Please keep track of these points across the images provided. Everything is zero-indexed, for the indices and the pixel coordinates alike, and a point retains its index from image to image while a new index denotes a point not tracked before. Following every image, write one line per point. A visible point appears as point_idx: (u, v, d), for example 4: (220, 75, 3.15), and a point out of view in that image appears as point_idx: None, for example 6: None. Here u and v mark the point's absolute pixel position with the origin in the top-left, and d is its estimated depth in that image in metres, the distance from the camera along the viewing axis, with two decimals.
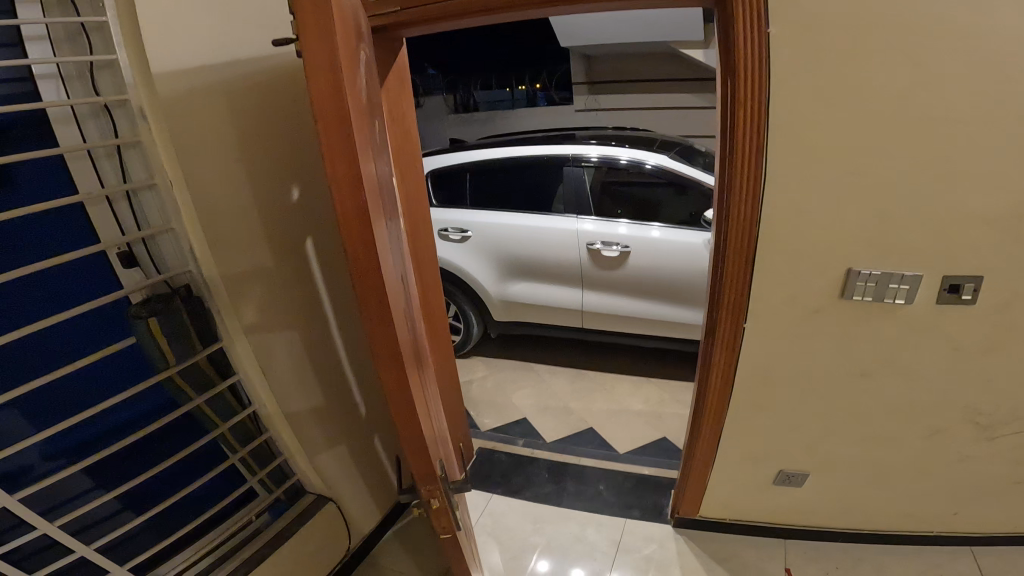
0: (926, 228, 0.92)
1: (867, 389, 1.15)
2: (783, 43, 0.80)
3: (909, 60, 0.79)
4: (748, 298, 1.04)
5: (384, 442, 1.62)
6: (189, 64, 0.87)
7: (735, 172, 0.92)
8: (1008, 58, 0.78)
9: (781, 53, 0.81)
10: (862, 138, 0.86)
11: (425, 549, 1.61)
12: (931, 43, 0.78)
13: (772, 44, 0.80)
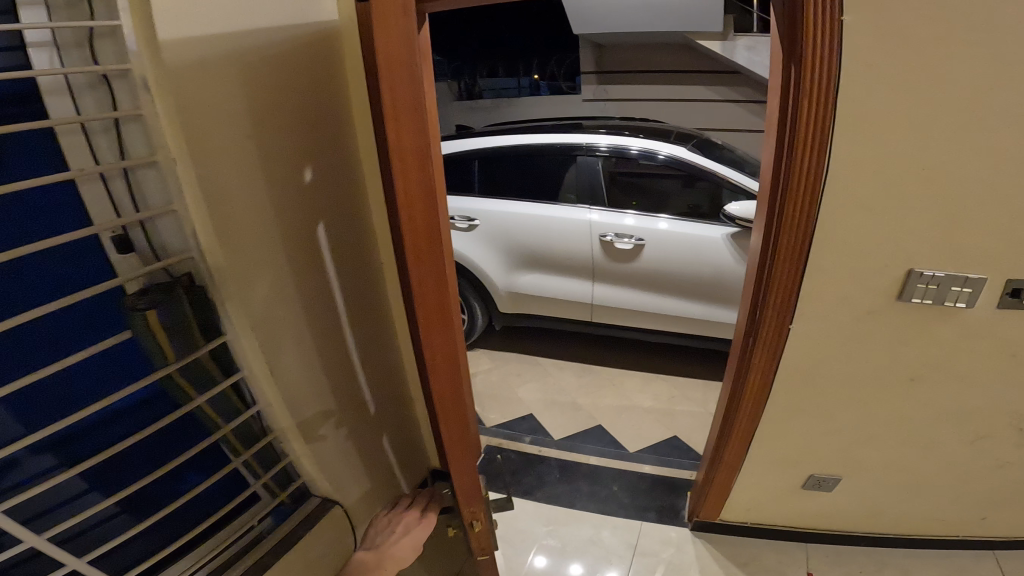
0: (998, 228, 0.85)
1: (914, 394, 1.09)
2: (858, 21, 0.72)
3: (1002, 46, 0.72)
4: (795, 301, 0.98)
5: (392, 444, 1.56)
6: (206, 37, 0.77)
7: (795, 169, 0.85)
8: None
9: (857, 35, 0.73)
10: (937, 129, 0.79)
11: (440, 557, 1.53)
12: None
13: (849, 23, 0.72)
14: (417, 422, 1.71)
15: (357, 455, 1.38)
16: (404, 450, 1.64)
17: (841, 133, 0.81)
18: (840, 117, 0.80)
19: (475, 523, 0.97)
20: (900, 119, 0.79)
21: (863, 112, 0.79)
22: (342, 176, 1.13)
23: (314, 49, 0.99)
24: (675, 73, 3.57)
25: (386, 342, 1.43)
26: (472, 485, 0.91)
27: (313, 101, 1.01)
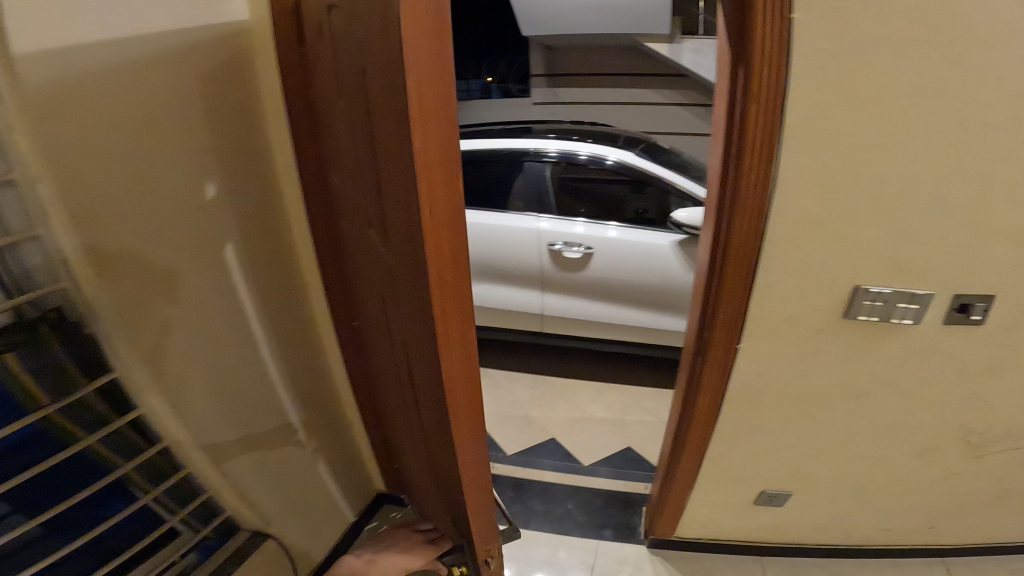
0: (946, 243, 0.82)
1: (864, 408, 1.06)
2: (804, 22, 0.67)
3: (953, 49, 0.68)
4: (742, 321, 0.93)
5: (326, 475, 1.46)
6: (78, 34, 0.66)
7: (743, 180, 0.80)
8: None
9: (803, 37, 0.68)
10: (884, 139, 0.74)
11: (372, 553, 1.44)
12: (973, 27, 0.66)
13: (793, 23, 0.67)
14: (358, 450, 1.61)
15: (283, 487, 1.27)
16: (337, 480, 1.53)
17: (790, 141, 0.76)
18: (790, 124, 0.75)
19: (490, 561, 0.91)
20: (849, 126, 0.74)
21: (812, 118, 0.74)
22: (259, 189, 1.02)
23: (224, 48, 0.88)
24: (625, 77, 3.55)
25: (319, 368, 1.32)
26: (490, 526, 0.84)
27: (222, 107, 0.90)
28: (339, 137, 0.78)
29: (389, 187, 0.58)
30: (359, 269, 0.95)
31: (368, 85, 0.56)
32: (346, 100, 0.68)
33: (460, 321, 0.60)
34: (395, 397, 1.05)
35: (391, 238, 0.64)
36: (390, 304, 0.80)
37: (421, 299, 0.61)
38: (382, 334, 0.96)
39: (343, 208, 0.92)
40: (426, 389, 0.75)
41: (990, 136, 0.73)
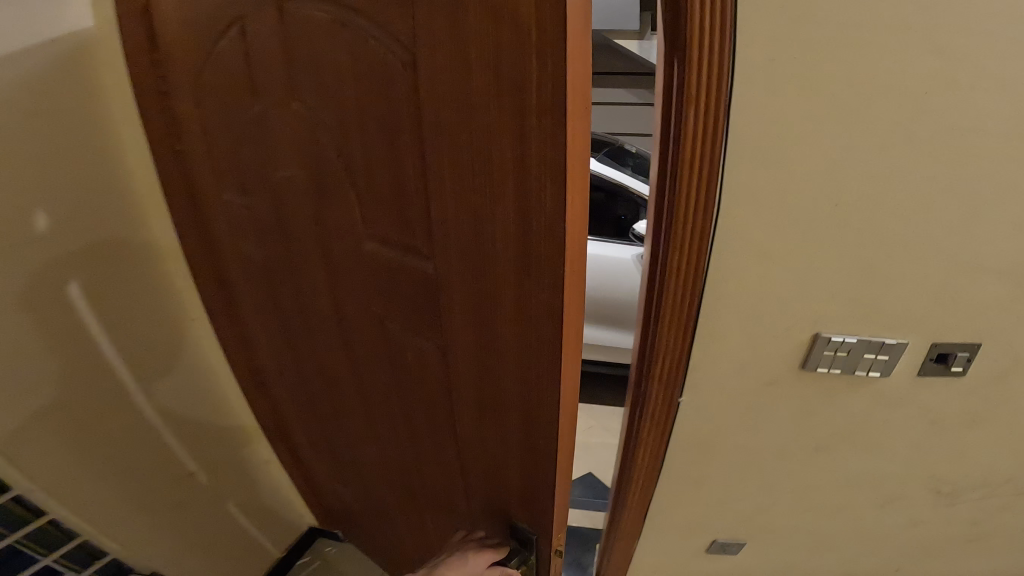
0: (924, 286, 0.67)
1: (824, 460, 0.93)
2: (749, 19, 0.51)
3: (941, 51, 0.52)
4: (681, 379, 0.80)
5: (231, 508, 1.34)
6: None
7: (675, 236, 0.64)
8: None
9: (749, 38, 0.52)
10: (852, 164, 0.59)
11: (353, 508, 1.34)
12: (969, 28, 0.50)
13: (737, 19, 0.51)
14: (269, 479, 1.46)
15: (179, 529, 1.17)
16: (246, 510, 1.41)
17: (735, 171, 0.61)
18: (734, 150, 0.60)
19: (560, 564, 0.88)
20: (808, 149, 0.59)
21: (760, 143, 0.59)
22: (113, 211, 0.88)
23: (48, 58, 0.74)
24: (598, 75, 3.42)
25: (211, 402, 1.20)
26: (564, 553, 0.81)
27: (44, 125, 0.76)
28: (314, 156, 0.66)
29: (477, 213, 0.50)
30: (328, 298, 0.84)
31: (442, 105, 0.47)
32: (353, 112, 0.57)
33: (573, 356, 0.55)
34: (387, 426, 0.96)
35: (462, 270, 0.56)
36: (422, 338, 0.71)
37: (522, 333, 0.55)
38: (376, 367, 0.86)
39: (296, 232, 0.79)
40: (490, 422, 0.68)
41: (983, 159, 0.58)
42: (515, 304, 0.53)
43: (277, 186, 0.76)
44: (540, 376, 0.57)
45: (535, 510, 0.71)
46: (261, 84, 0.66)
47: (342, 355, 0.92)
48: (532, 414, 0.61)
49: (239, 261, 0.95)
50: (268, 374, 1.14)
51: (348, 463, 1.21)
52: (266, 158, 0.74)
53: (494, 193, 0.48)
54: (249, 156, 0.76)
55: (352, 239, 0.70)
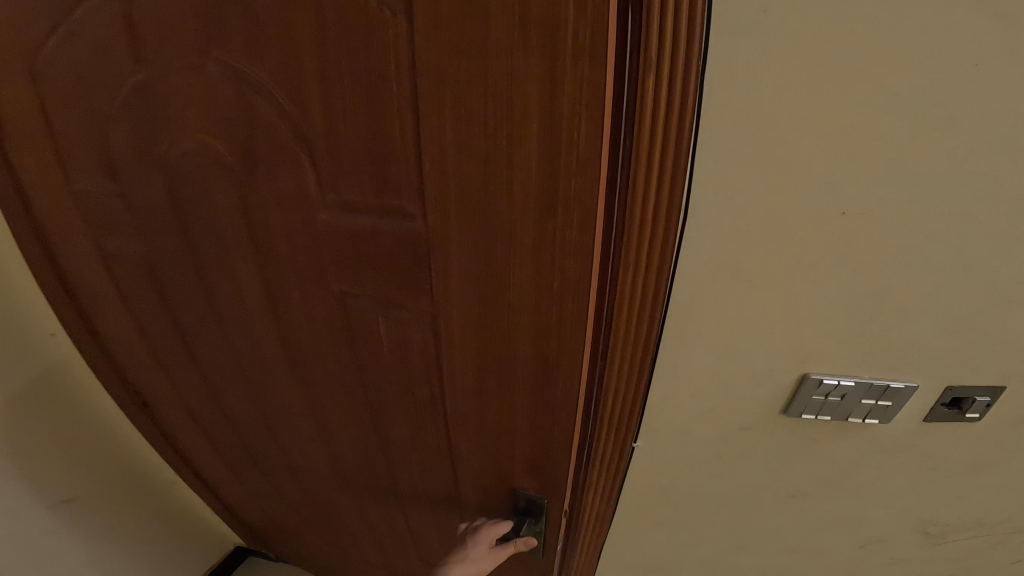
0: (943, 319, 0.53)
1: (799, 506, 0.79)
2: None
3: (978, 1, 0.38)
4: (635, 422, 0.66)
5: (125, 539, 1.17)
6: None
7: (628, 255, 0.50)
8: None
9: None
10: (857, 159, 0.45)
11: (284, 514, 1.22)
12: None
13: None
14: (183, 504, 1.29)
15: (66, 555, 1.06)
16: (150, 542, 1.24)
17: (707, 159, 0.47)
18: (708, 132, 0.45)
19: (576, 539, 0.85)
20: (807, 133, 0.44)
21: (744, 121, 0.44)
22: None
23: None
24: None
25: (91, 417, 1.06)
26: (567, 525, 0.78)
27: None
28: (247, 113, 0.57)
29: (488, 160, 0.45)
30: (257, 288, 0.72)
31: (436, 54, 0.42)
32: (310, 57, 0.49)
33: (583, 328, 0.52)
34: (336, 428, 0.86)
35: (465, 227, 0.50)
36: (400, 313, 0.62)
37: (543, 291, 0.51)
38: (317, 361, 0.77)
39: (214, 212, 0.67)
40: (493, 394, 0.63)
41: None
42: (534, 256, 0.49)
43: (173, 166, 0.66)
44: (558, 339, 0.54)
45: (553, 476, 0.68)
46: (147, 41, 0.57)
47: (272, 356, 0.81)
48: (554, 379, 0.58)
49: (106, 263, 0.80)
50: (159, 393, 0.98)
51: (282, 481, 1.08)
52: (168, 125, 0.63)
53: (512, 137, 0.43)
54: (128, 127, 0.65)
55: (302, 208, 0.60)
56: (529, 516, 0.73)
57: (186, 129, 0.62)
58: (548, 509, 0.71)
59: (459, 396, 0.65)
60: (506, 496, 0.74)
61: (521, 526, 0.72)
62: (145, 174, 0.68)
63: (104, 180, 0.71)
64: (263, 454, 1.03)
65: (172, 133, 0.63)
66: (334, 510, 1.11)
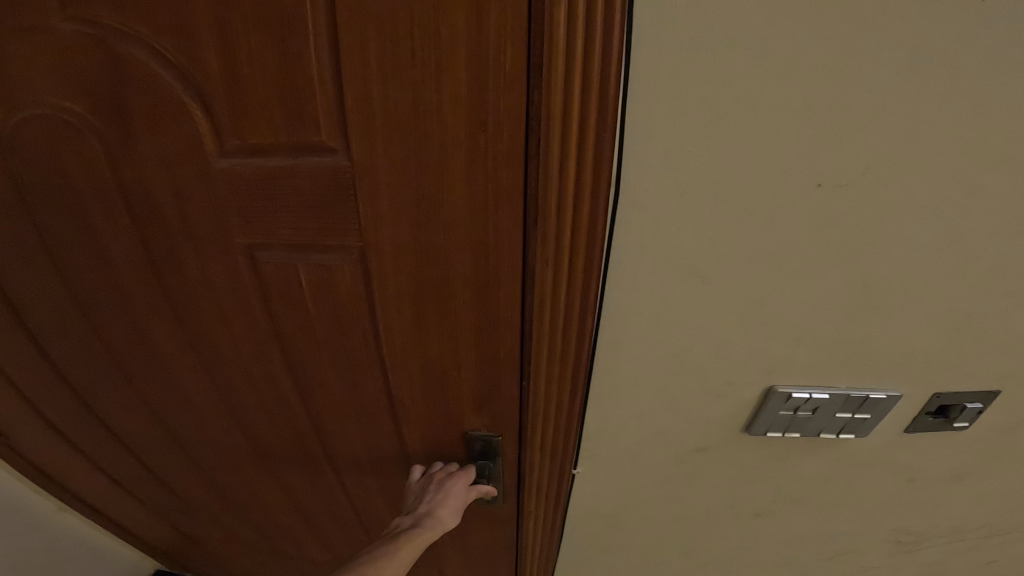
0: (934, 317, 0.43)
1: (764, 522, 0.70)
2: None
3: None
4: (576, 431, 0.55)
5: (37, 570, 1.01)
6: None
7: (550, 231, 0.41)
8: None
9: None
10: (829, 120, 0.35)
11: (201, 540, 1.08)
12: None
13: None
14: (93, 539, 1.11)
15: None
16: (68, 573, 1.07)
17: (645, 122, 0.36)
18: (643, 81, 0.35)
19: (529, 544, 0.75)
20: (774, 86, 0.34)
21: (682, 68, 0.34)
22: None
23: None
24: None
25: None
26: (524, 510, 0.68)
27: None
28: (88, 50, 0.44)
29: (415, 86, 0.38)
30: (144, 276, 0.58)
31: None
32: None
33: (518, 249, 0.44)
34: (257, 438, 0.75)
35: (397, 159, 0.42)
36: (325, 254, 0.51)
37: (477, 222, 0.43)
38: (233, 364, 0.64)
39: (75, 187, 0.53)
40: (436, 359, 0.55)
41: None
42: (470, 193, 0.42)
43: (7, 138, 0.51)
44: (497, 268, 0.45)
45: (507, 427, 0.59)
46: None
47: (166, 367, 0.67)
48: (495, 345, 0.51)
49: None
50: (14, 424, 0.81)
51: (197, 505, 0.95)
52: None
53: (438, 58, 0.36)
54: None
55: (194, 161, 0.48)
56: (488, 459, 0.62)
57: (21, 86, 0.47)
58: (504, 452, 0.62)
59: (399, 358, 0.56)
60: (459, 446, 0.64)
61: (483, 471, 0.62)
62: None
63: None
64: (168, 479, 0.89)
65: None
66: (261, 528, 0.99)
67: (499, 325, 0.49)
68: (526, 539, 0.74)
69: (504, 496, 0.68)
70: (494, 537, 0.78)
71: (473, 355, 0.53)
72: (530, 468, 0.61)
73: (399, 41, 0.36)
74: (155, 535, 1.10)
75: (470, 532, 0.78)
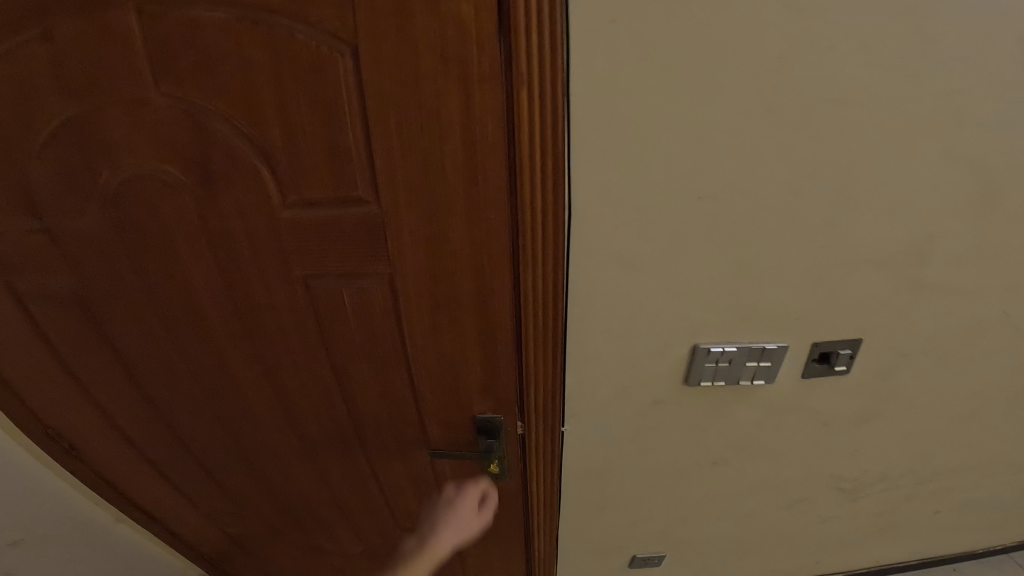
0: (798, 283, 0.63)
1: (720, 470, 0.87)
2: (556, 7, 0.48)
3: (768, 37, 0.49)
4: (561, 392, 0.74)
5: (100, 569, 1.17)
6: None
7: (528, 242, 0.60)
8: (889, 39, 0.49)
9: (570, 30, 0.49)
10: (700, 159, 0.55)
11: (246, 541, 1.22)
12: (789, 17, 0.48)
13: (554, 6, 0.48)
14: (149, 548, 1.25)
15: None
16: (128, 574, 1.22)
17: (585, 164, 0.56)
18: (581, 137, 0.55)
19: (536, 505, 0.91)
20: (661, 141, 0.54)
21: (603, 134, 0.55)
22: None
23: None
24: None
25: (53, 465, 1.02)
26: (528, 475, 0.85)
27: None
28: (193, 136, 0.61)
29: (428, 152, 0.56)
30: (219, 300, 0.75)
31: (373, 58, 0.52)
32: (258, 56, 0.54)
33: (505, 260, 0.61)
34: (305, 436, 0.91)
35: (415, 203, 0.59)
36: (362, 278, 0.68)
37: (476, 244, 0.61)
38: (288, 370, 0.80)
39: (167, 230, 0.69)
40: (449, 354, 0.71)
41: (844, 140, 0.54)
42: (468, 222, 0.59)
43: (113, 193, 0.67)
44: (493, 275, 0.63)
45: (508, 408, 0.75)
46: (63, 52, 0.57)
47: (232, 376, 0.83)
48: (494, 337, 0.68)
49: (20, 299, 0.78)
50: (90, 435, 0.97)
51: (247, 506, 1.10)
52: (111, 151, 0.63)
53: (442, 132, 0.55)
54: (58, 151, 0.64)
55: (263, 211, 0.65)
56: (492, 438, 0.77)
57: (131, 157, 0.64)
58: (506, 429, 0.77)
59: (421, 355, 0.72)
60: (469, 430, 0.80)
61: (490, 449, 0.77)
62: (83, 203, 0.68)
63: (25, 215, 0.70)
64: (223, 482, 1.04)
65: (109, 162, 0.64)
66: (302, 526, 1.14)
67: (497, 321, 0.66)
68: (532, 501, 0.91)
69: (509, 470, 0.83)
70: (505, 507, 0.94)
71: (478, 347, 0.69)
72: (531, 433, 0.78)
73: (418, 127, 0.55)
74: (204, 542, 1.24)
75: (485, 504, 0.94)
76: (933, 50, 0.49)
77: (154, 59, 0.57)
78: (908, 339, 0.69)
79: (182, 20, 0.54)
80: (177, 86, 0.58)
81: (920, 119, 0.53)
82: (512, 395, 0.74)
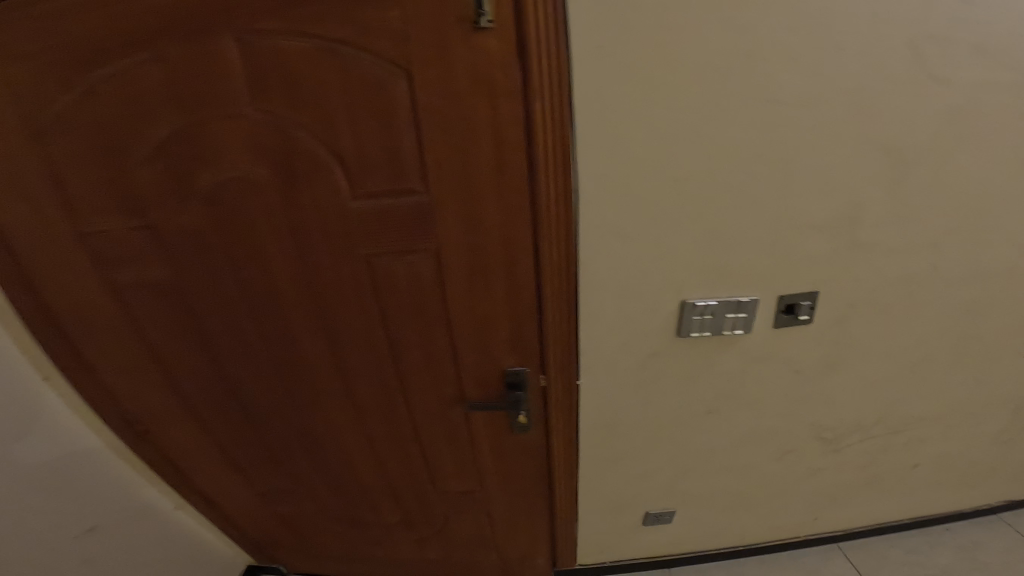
0: (762, 245, 0.79)
1: (715, 418, 1.01)
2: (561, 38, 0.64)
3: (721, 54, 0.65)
4: (575, 347, 0.89)
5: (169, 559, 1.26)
6: None
7: (546, 219, 0.76)
8: (811, 52, 0.65)
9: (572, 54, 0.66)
10: (676, 148, 0.71)
11: (300, 515, 1.36)
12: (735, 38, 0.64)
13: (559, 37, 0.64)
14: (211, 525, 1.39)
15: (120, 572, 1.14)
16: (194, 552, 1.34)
17: (588, 155, 0.72)
18: (584, 135, 0.71)
19: (558, 454, 1.06)
20: (645, 135, 0.71)
21: (600, 132, 0.71)
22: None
23: None
24: None
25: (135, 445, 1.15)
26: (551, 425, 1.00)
27: None
28: (279, 144, 0.78)
29: (466, 151, 0.72)
30: (292, 280, 0.90)
31: (425, 79, 0.68)
32: (333, 79, 0.71)
33: (528, 233, 0.77)
34: (358, 401, 1.06)
35: (456, 191, 0.76)
36: (412, 256, 0.84)
37: (504, 222, 0.77)
38: (347, 340, 0.96)
39: (252, 222, 0.85)
40: (482, 317, 0.87)
41: (787, 129, 0.70)
42: (498, 205, 0.76)
43: (210, 193, 0.83)
44: (518, 246, 0.79)
45: (532, 361, 0.91)
46: (178, 79, 0.73)
47: (298, 348, 0.99)
48: (519, 299, 0.84)
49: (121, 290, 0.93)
50: (170, 413, 1.11)
51: (303, 475, 1.24)
52: (211, 159, 0.80)
53: (477, 134, 0.71)
54: (168, 162, 0.80)
55: (332, 203, 0.81)
56: (518, 390, 0.93)
57: (228, 163, 0.80)
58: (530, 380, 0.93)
59: (460, 319, 0.88)
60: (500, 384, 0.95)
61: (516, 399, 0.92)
62: (184, 203, 0.84)
63: (134, 217, 0.85)
64: (283, 451, 1.19)
65: (208, 168, 0.81)
66: (351, 494, 1.28)
67: (522, 285, 0.82)
68: (554, 450, 1.06)
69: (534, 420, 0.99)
70: (530, 457, 1.09)
71: (507, 309, 0.85)
72: (551, 385, 0.93)
73: (458, 130, 0.71)
74: (261, 518, 1.37)
75: (514, 454, 1.09)
76: (845, 59, 0.66)
77: (250, 83, 0.73)
78: (856, 290, 0.85)
79: (276, 55, 0.70)
80: (268, 106, 0.75)
81: (843, 111, 0.69)
82: (535, 350, 0.89)
